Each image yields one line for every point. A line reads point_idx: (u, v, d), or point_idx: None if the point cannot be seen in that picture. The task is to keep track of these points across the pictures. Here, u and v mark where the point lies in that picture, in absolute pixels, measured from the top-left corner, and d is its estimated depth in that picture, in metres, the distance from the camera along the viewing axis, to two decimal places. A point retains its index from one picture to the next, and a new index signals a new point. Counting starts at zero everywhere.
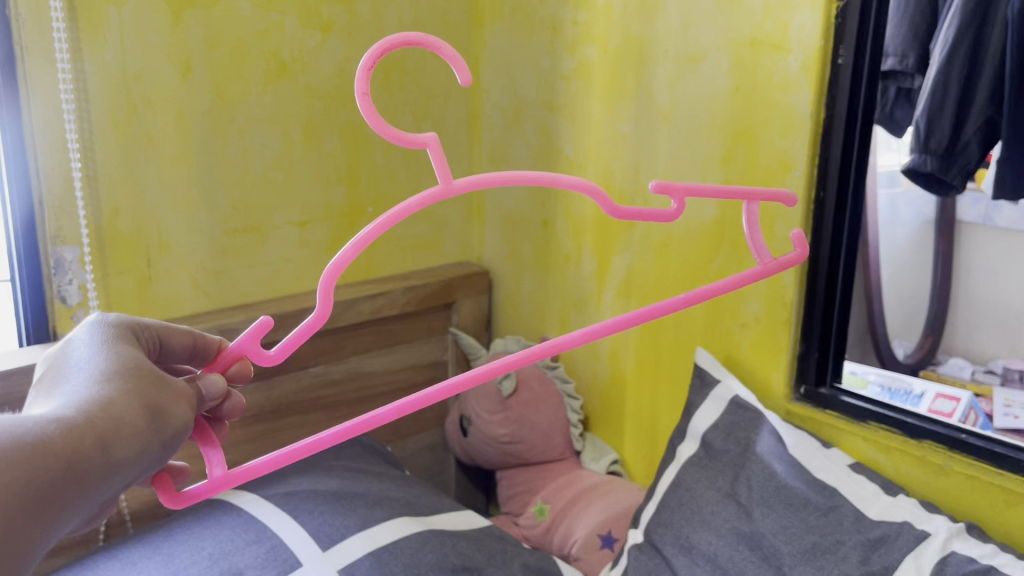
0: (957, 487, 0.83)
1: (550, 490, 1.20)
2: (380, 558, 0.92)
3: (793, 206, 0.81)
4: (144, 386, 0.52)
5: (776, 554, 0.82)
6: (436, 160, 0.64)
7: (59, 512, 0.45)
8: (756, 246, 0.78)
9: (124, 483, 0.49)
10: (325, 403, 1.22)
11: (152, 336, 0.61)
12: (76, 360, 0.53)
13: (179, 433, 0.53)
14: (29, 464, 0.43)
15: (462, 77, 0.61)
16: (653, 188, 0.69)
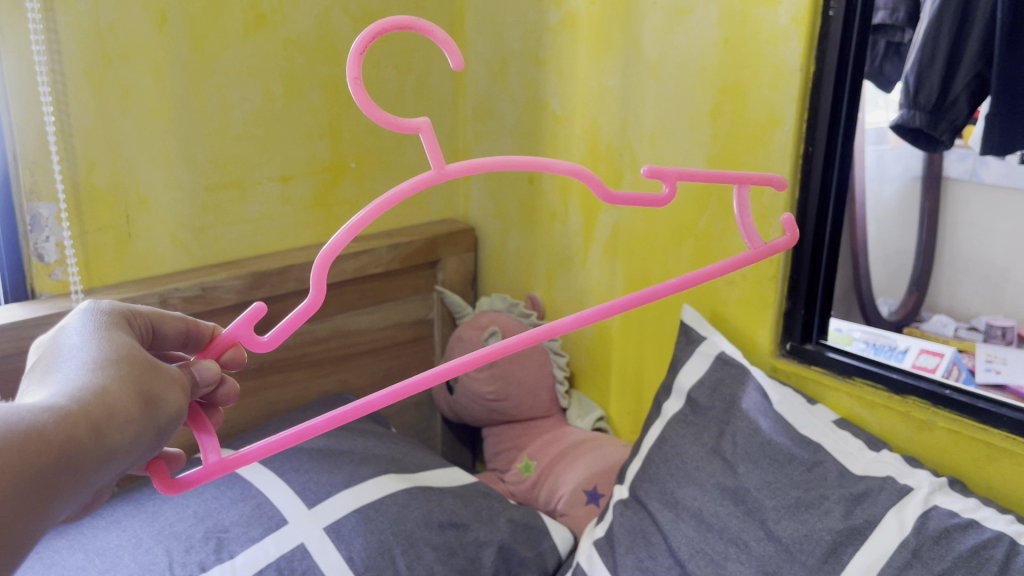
0: (940, 441, 0.84)
1: (536, 446, 1.20)
2: (366, 515, 0.92)
3: (785, 190, 0.79)
4: (138, 373, 0.50)
5: (760, 509, 0.82)
6: (428, 146, 0.62)
7: (55, 501, 0.43)
8: (749, 233, 0.76)
9: (116, 471, 0.48)
10: (310, 361, 1.22)
11: (144, 323, 0.58)
12: (68, 347, 0.51)
13: (171, 422, 0.52)
14: (22, 451, 0.42)
15: (455, 63, 0.59)
16: (646, 172, 0.67)
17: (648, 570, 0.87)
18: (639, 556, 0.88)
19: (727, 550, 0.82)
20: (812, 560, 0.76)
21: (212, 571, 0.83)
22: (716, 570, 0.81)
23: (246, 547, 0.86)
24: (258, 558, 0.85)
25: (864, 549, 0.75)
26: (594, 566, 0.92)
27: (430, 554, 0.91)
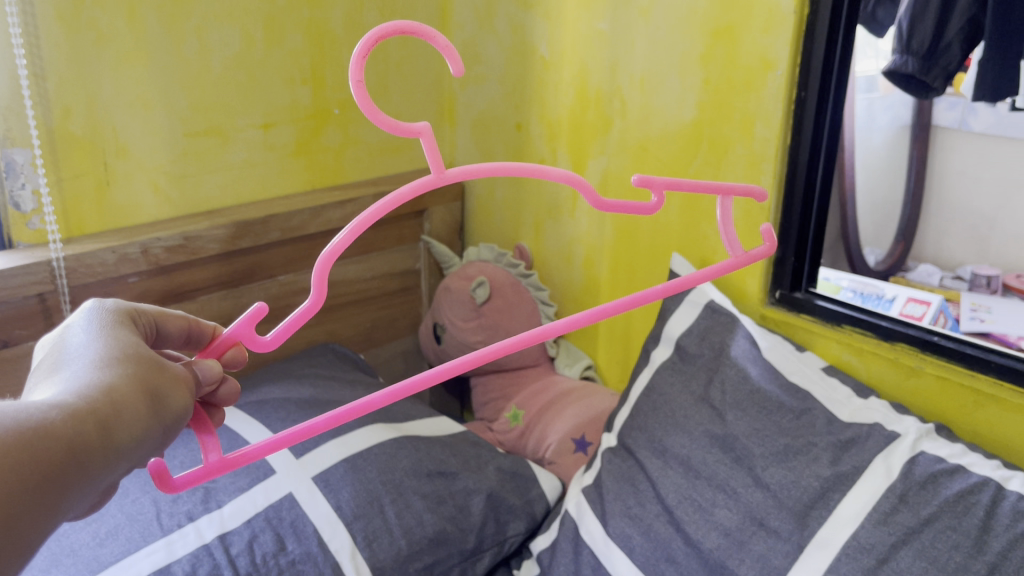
0: (927, 387, 0.84)
1: (524, 396, 1.20)
2: (354, 464, 0.92)
3: (765, 201, 0.73)
4: (144, 372, 0.49)
5: (748, 456, 0.83)
6: (428, 151, 0.59)
7: (64, 500, 0.42)
8: (730, 240, 0.72)
9: (124, 470, 0.46)
10: (295, 311, 1.20)
11: (148, 322, 0.56)
12: (73, 345, 0.49)
13: (176, 420, 0.50)
14: (30, 447, 0.40)
15: (455, 70, 0.56)
16: (636, 182, 0.65)
17: (636, 518, 0.87)
18: (627, 503, 0.89)
19: (715, 497, 0.82)
20: (798, 506, 0.77)
21: (200, 521, 0.82)
22: (704, 517, 0.82)
23: (234, 497, 0.85)
24: (246, 507, 0.85)
25: (852, 494, 0.75)
26: (583, 515, 0.93)
27: (419, 503, 0.91)
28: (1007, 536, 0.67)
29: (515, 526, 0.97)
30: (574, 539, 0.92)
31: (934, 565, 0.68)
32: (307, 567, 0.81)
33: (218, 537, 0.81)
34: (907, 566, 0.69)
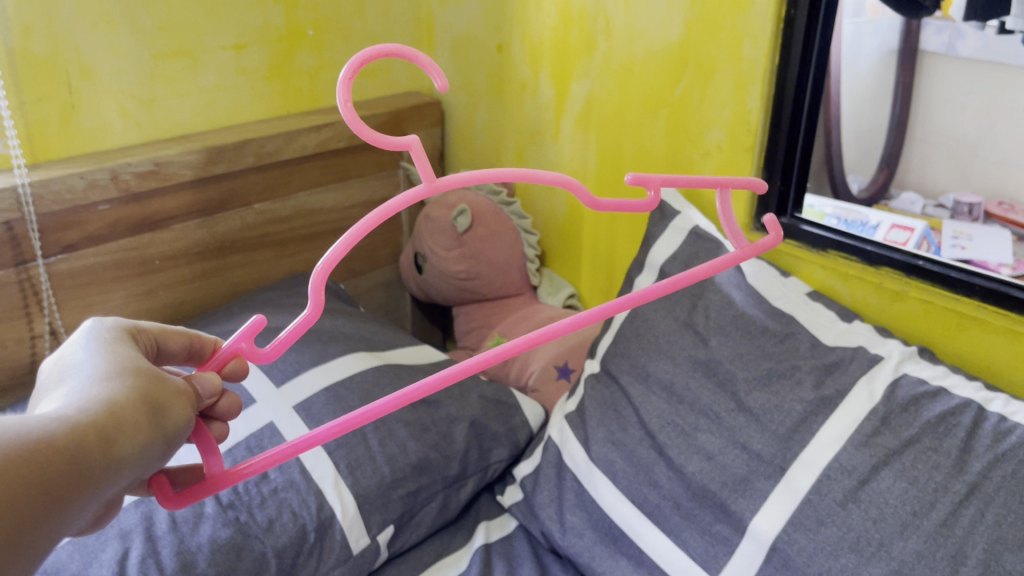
0: (911, 311, 0.84)
1: (507, 324, 1.19)
2: (336, 393, 0.90)
3: (764, 193, 0.72)
4: (145, 384, 0.51)
5: (732, 381, 0.82)
6: (419, 164, 0.57)
7: (64, 510, 0.44)
8: (733, 232, 0.72)
9: (127, 480, 0.48)
10: (273, 240, 1.18)
11: (149, 339, 0.58)
12: (76, 360, 0.51)
13: (180, 430, 0.52)
14: (29, 461, 0.43)
15: (440, 86, 0.55)
16: (630, 181, 0.64)
17: (619, 443, 0.88)
18: (610, 429, 0.90)
19: (699, 422, 0.82)
20: (781, 430, 0.77)
21: None
22: (687, 441, 0.82)
23: None
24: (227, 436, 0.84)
25: (835, 417, 0.75)
26: (566, 440, 0.94)
27: (402, 431, 0.91)
28: (987, 457, 0.67)
29: (499, 452, 0.98)
30: (557, 466, 0.94)
31: (914, 485, 0.68)
32: (290, 495, 0.82)
33: None
34: (887, 487, 0.69)
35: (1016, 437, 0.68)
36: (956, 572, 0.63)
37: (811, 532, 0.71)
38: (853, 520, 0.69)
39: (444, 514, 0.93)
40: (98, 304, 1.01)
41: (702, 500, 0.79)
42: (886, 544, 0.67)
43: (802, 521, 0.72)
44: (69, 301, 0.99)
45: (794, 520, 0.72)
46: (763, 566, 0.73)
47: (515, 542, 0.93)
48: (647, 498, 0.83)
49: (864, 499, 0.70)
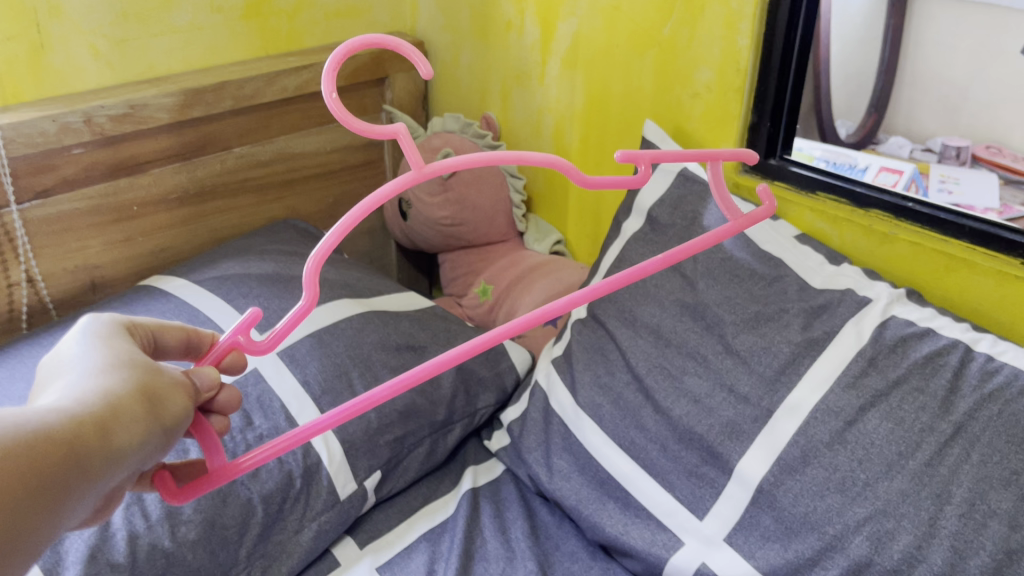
0: (900, 253, 0.83)
1: (494, 270, 1.18)
2: (321, 339, 0.90)
3: (755, 164, 0.75)
4: (142, 376, 0.50)
5: (719, 324, 0.82)
6: (407, 152, 0.59)
7: (59, 504, 0.44)
8: (727, 205, 0.75)
9: (125, 473, 0.48)
10: (254, 186, 1.16)
11: (146, 334, 0.57)
12: (73, 352, 0.51)
13: (179, 422, 0.52)
14: (23, 455, 0.42)
15: (424, 75, 0.57)
16: (619, 158, 0.64)
17: (606, 387, 0.88)
18: (597, 373, 0.89)
19: (686, 365, 0.82)
20: (768, 372, 0.77)
21: None
22: (674, 384, 0.82)
23: None
24: None
25: (823, 359, 0.75)
26: (553, 385, 0.94)
27: (388, 376, 0.90)
28: (973, 397, 0.68)
29: (486, 398, 0.98)
30: (544, 410, 0.94)
31: (900, 426, 0.69)
32: (275, 441, 0.81)
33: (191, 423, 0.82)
34: (873, 428, 0.70)
35: (1002, 377, 0.68)
36: (940, 511, 0.64)
37: (797, 473, 0.71)
38: (839, 461, 0.70)
39: (432, 459, 0.93)
40: (76, 251, 0.99)
41: (688, 442, 0.79)
42: (871, 484, 0.68)
43: (788, 462, 0.72)
44: (46, 247, 0.97)
45: (780, 462, 0.73)
46: (749, 507, 0.74)
47: (503, 486, 0.94)
48: (634, 441, 0.83)
49: (851, 441, 0.70)
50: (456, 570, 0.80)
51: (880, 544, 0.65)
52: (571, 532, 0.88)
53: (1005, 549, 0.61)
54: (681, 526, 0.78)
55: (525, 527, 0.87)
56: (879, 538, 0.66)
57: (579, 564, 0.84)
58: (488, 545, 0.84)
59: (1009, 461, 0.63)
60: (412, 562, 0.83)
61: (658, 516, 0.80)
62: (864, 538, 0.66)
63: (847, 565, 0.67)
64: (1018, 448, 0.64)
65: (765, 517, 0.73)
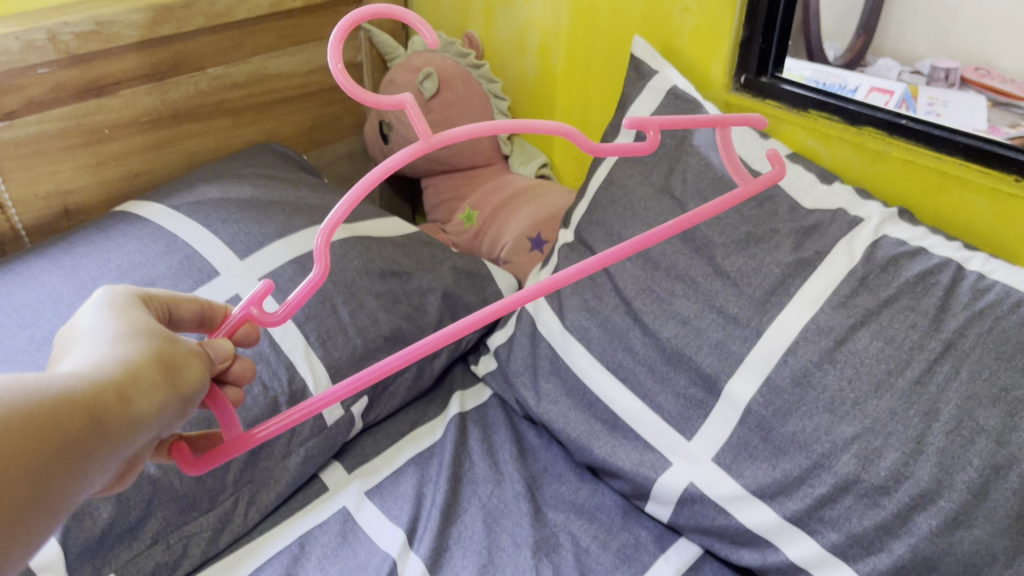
0: (893, 172, 0.82)
1: (478, 195, 1.16)
2: (303, 266, 0.87)
3: (764, 127, 0.75)
4: (159, 344, 0.50)
5: (709, 246, 0.81)
6: (414, 121, 0.56)
7: (84, 467, 0.43)
8: (736, 168, 0.74)
9: (144, 439, 0.48)
10: (229, 109, 1.12)
11: (161, 306, 0.56)
12: (87, 322, 0.50)
13: (196, 390, 0.52)
14: (49, 418, 0.42)
15: (430, 43, 0.56)
16: (628, 124, 0.62)
17: (593, 310, 0.87)
18: (585, 297, 0.89)
19: (675, 288, 0.81)
20: (758, 293, 0.76)
21: None
22: (662, 307, 0.81)
23: None
24: None
25: (813, 277, 0.74)
26: (540, 310, 0.93)
27: (373, 303, 0.89)
28: (965, 315, 0.67)
29: (472, 324, 0.98)
30: (531, 334, 0.93)
31: (890, 345, 0.68)
32: (259, 368, 0.79)
33: None
34: (863, 347, 0.69)
35: (994, 295, 0.67)
36: (929, 428, 0.64)
37: (786, 395, 0.71)
38: (828, 380, 0.69)
39: (418, 384, 0.93)
40: (47, 176, 0.96)
41: (677, 365, 0.79)
42: (860, 403, 0.67)
43: (777, 383, 0.72)
44: (15, 172, 0.93)
45: (768, 383, 0.72)
46: (737, 427, 0.74)
47: (491, 411, 0.94)
48: (622, 364, 0.83)
49: (840, 360, 0.70)
50: (446, 493, 0.81)
51: (867, 461, 0.66)
52: (559, 454, 0.89)
53: (992, 464, 0.61)
54: (669, 447, 0.79)
55: (513, 450, 0.88)
56: (868, 456, 0.66)
57: (567, 485, 0.85)
58: (477, 468, 0.85)
59: (998, 376, 0.63)
60: (401, 486, 0.84)
61: (646, 437, 0.80)
62: (852, 456, 0.66)
63: (835, 482, 0.67)
64: (1008, 363, 0.63)
65: (754, 436, 0.73)
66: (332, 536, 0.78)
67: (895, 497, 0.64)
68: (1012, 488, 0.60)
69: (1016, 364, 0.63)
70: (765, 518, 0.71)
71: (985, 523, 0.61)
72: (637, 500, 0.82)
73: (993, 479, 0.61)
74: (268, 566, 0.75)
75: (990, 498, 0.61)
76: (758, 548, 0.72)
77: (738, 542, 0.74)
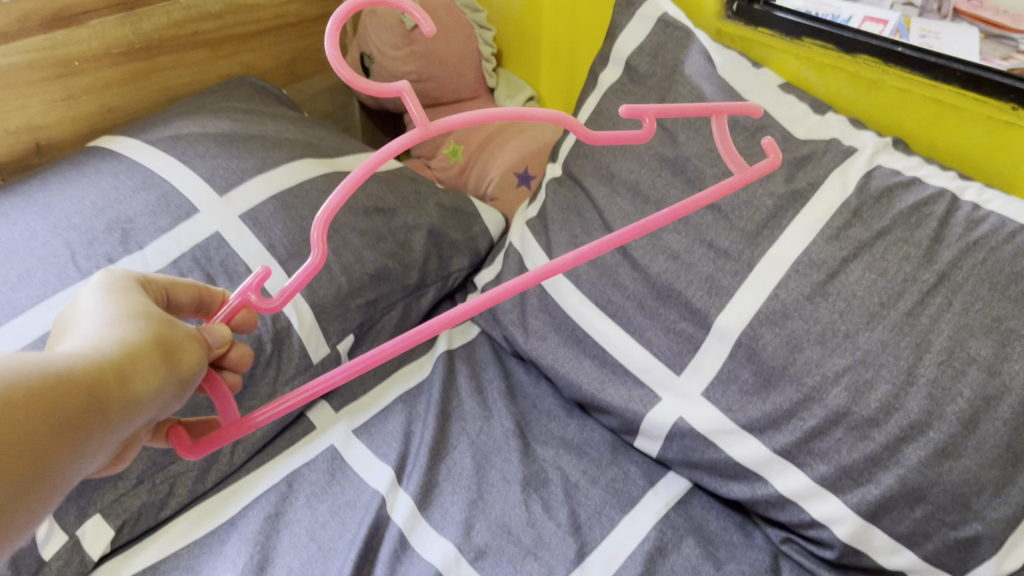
0: (889, 101, 0.80)
1: (462, 129, 1.12)
2: (284, 202, 0.85)
3: (761, 113, 0.67)
4: (157, 326, 0.49)
5: (700, 178, 0.79)
6: (411, 107, 0.53)
7: (84, 446, 0.43)
8: (731, 154, 0.67)
9: (143, 420, 0.47)
10: (205, 40, 1.09)
11: (159, 291, 0.56)
12: (86, 305, 0.49)
13: (194, 373, 0.51)
14: (50, 396, 0.41)
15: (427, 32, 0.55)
16: (623, 113, 0.58)
17: (582, 246, 0.85)
18: (573, 233, 0.87)
19: (665, 222, 0.80)
20: (749, 226, 0.75)
21: (121, 263, 0.76)
22: (652, 241, 0.80)
23: (155, 239, 0.78)
24: (171, 250, 0.78)
25: (806, 209, 0.73)
26: (528, 246, 0.91)
27: (358, 241, 0.86)
28: (960, 245, 0.66)
29: (459, 261, 0.96)
30: (519, 271, 0.92)
31: (883, 277, 0.67)
32: None
33: None
34: (855, 280, 0.68)
35: (989, 225, 0.66)
36: (920, 359, 0.64)
37: (776, 328, 0.70)
38: (820, 313, 0.69)
39: (405, 323, 0.91)
40: (17, 111, 0.93)
41: (667, 300, 0.78)
42: (852, 335, 0.67)
43: (768, 316, 0.71)
44: None
45: (759, 317, 0.71)
46: (727, 361, 0.74)
47: (478, 348, 0.94)
48: (611, 300, 0.82)
49: (832, 293, 0.69)
50: (434, 430, 0.81)
51: (858, 393, 0.65)
52: (547, 391, 0.89)
53: (983, 395, 0.61)
54: (658, 382, 0.78)
55: (501, 387, 0.88)
56: (859, 388, 0.65)
57: (556, 420, 0.85)
58: (465, 405, 0.85)
59: (992, 307, 0.63)
60: (389, 424, 0.83)
61: (635, 373, 0.80)
62: (843, 389, 0.66)
63: (824, 415, 0.67)
64: (1001, 294, 0.63)
65: (744, 370, 0.72)
66: (321, 474, 0.78)
67: (885, 430, 0.64)
68: (1001, 419, 0.60)
69: (1010, 295, 0.62)
70: (755, 452, 0.71)
71: (974, 453, 0.61)
72: (627, 435, 0.82)
73: (983, 410, 0.60)
74: (257, 505, 0.75)
75: (980, 429, 0.61)
76: (747, 480, 0.73)
77: (727, 475, 0.74)
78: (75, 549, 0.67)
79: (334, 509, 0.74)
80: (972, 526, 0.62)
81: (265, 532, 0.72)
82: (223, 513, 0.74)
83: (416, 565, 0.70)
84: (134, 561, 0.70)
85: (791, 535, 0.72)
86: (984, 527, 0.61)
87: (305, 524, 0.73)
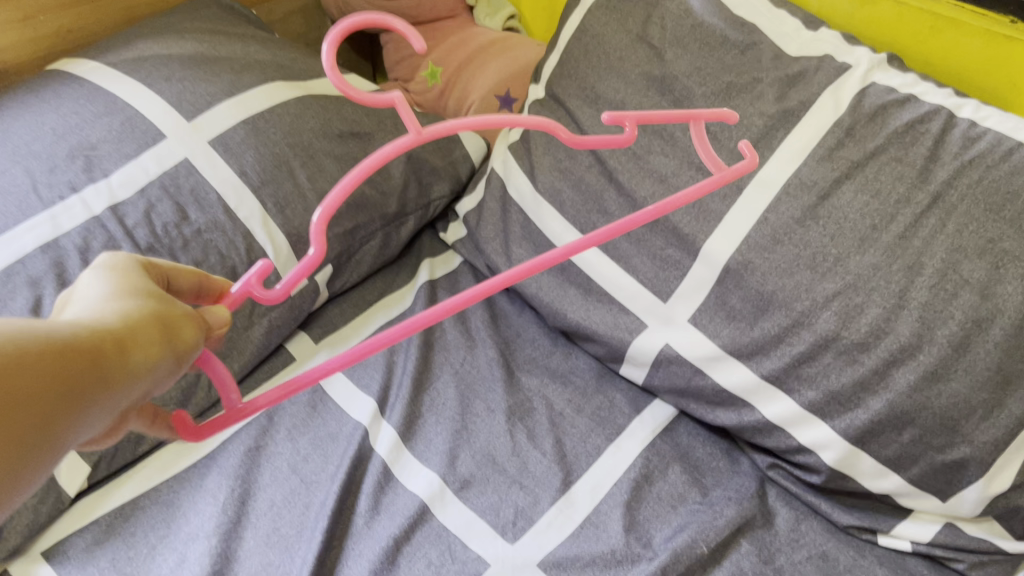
0: (883, 16, 0.77)
1: (442, 50, 1.08)
2: (256, 127, 0.82)
3: (735, 119, 0.63)
4: (157, 302, 0.42)
5: (688, 98, 0.76)
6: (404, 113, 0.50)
7: (70, 421, 0.36)
8: (708, 155, 0.64)
9: (133, 404, 0.40)
10: None
11: (160, 276, 0.47)
12: (80, 283, 0.42)
13: (195, 352, 0.44)
14: (36, 360, 0.35)
15: (418, 45, 0.51)
16: (607, 119, 0.57)
17: (566, 171, 0.83)
18: (557, 157, 0.84)
19: (651, 145, 0.77)
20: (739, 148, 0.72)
21: (86, 192, 0.73)
22: (638, 165, 0.77)
23: (120, 167, 0.75)
24: (140, 179, 0.75)
25: (797, 130, 0.70)
26: (510, 172, 0.88)
27: (333, 166, 0.84)
28: (955, 165, 0.64)
29: (439, 189, 0.93)
30: (501, 198, 0.89)
31: (876, 198, 0.65)
32: (215, 237, 0.75)
33: (110, 209, 0.72)
34: (847, 202, 0.66)
35: (985, 143, 0.64)
36: (912, 283, 0.62)
37: (765, 253, 0.69)
38: (810, 237, 0.67)
39: (385, 252, 0.89)
40: None
41: (654, 226, 0.76)
42: (842, 260, 0.65)
43: (758, 242, 0.69)
44: None
45: (748, 242, 0.70)
46: (714, 287, 0.72)
47: (461, 278, 0.92)
48: (596, 226, 0.80)
49: (823, 216, 0.67)
50: (417, 361, 0.79)
51: (848, 318, 0.64)
52: (532, 320, 0.87)
53: (974, 318, 0.59)
54: (644, 309, 0.77)
55: (484, 316, 0.86)
56: (848, 313, 0.64)
57: (540, 349, 0.84)
58: (448, 336, 0.83)
59: (986, 229, 0.61)
60: (371, 355, 0.81)
61: (621, 301, 0.78)
62: (832, 314, 0.65)
63: (813, 340, 0.65)
64: (995, 215, 0.61)
65: (732, 297, 0.71)
66: (301, 407, 0.76)
67: (875, 354, 0.63)
68: (993, 342, 0.59)
69: (1004, 216, 0.61)
70: (742, 379, 0.70)
71: (964, 376, 0.60)
72: (612, 363, 0.80)
73: (974, 334, 0.59)
74: (237, 438, 0.73)
75: (971, 353, 0.60)
76: (734, 408, 0.72)
77: (714, 402, 0.73)
78: (51, 487, 0.65)
79: (316, 442, 0.73)
80: (960, 449, 0.61)
81: (245, 466, 0.70)
82: (202, 448, 0.73)
83: (400, 496, 0.69)
84: (113, 498, 0.69)
85: (778, 462, 0.71)
86: (972, 450, 0.61)
87: (286, 458, 0.72)
